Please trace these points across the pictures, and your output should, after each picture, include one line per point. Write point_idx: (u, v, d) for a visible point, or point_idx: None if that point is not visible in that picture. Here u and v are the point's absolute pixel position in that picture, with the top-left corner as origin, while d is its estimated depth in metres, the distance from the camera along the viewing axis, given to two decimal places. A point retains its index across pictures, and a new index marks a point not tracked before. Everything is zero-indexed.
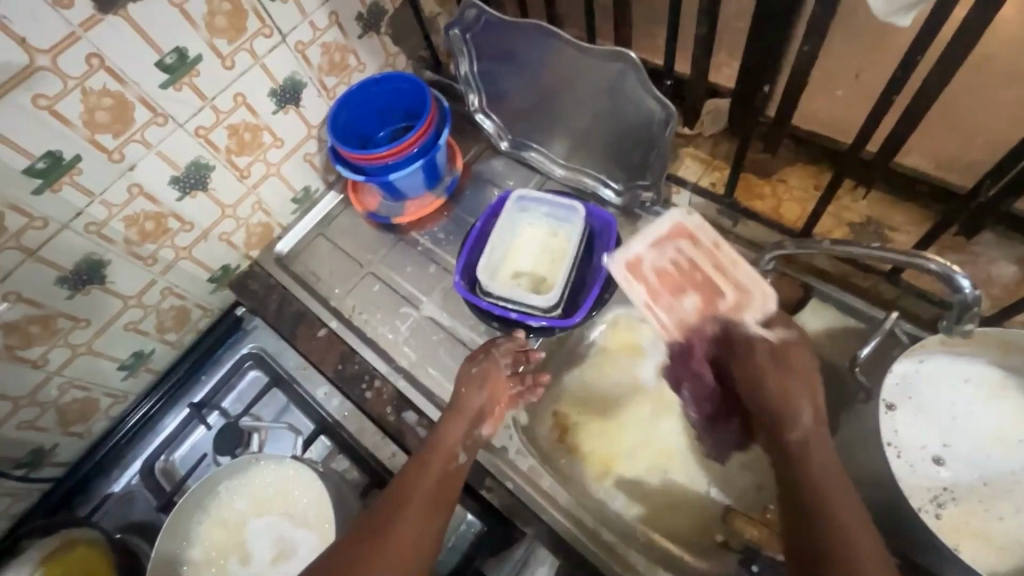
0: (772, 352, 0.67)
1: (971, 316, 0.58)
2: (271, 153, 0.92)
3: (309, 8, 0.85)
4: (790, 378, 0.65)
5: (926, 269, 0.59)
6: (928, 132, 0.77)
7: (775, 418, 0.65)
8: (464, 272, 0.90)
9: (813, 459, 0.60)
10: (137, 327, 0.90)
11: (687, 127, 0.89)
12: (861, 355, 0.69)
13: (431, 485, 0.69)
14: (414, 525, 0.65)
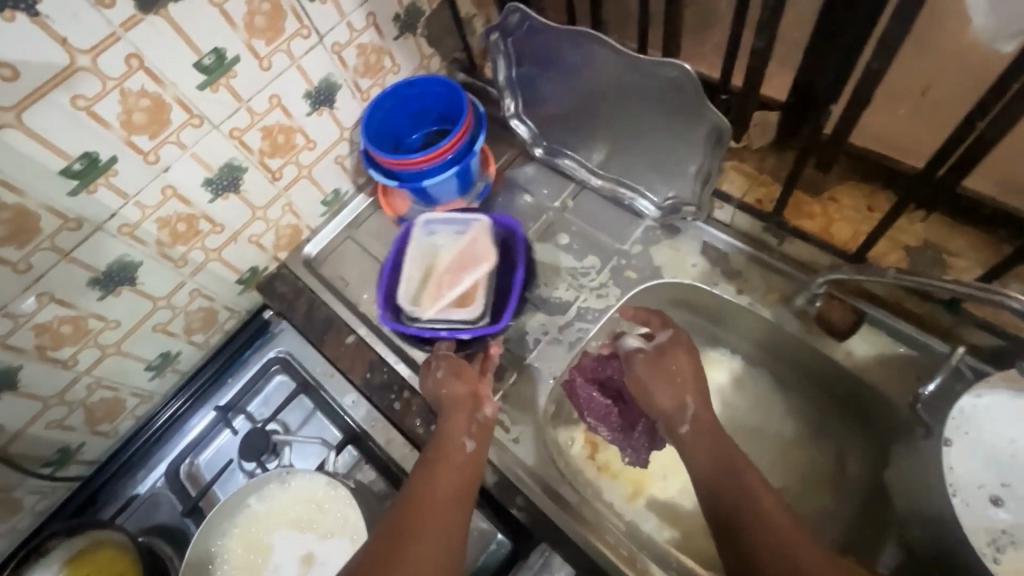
0: (650, 355, 0.75)
1: None
2: (303, 155, 0.91)
3: (346, 9, 0.83)
4: (674, 381, 0.73)
5: (1008, 308, 0.51)
6: (1000, 157, 0.64)
7: (671, 422, 0.71)
8: (388, 303, 0.88)
9: (704, 456, 0.67)
10: (166, 328, 0.90)
11: (734, 140, 0.84)
12: (924, 391, 0.65)
13: (454, 488, 0.66)
14: (438, 528, 0.61)
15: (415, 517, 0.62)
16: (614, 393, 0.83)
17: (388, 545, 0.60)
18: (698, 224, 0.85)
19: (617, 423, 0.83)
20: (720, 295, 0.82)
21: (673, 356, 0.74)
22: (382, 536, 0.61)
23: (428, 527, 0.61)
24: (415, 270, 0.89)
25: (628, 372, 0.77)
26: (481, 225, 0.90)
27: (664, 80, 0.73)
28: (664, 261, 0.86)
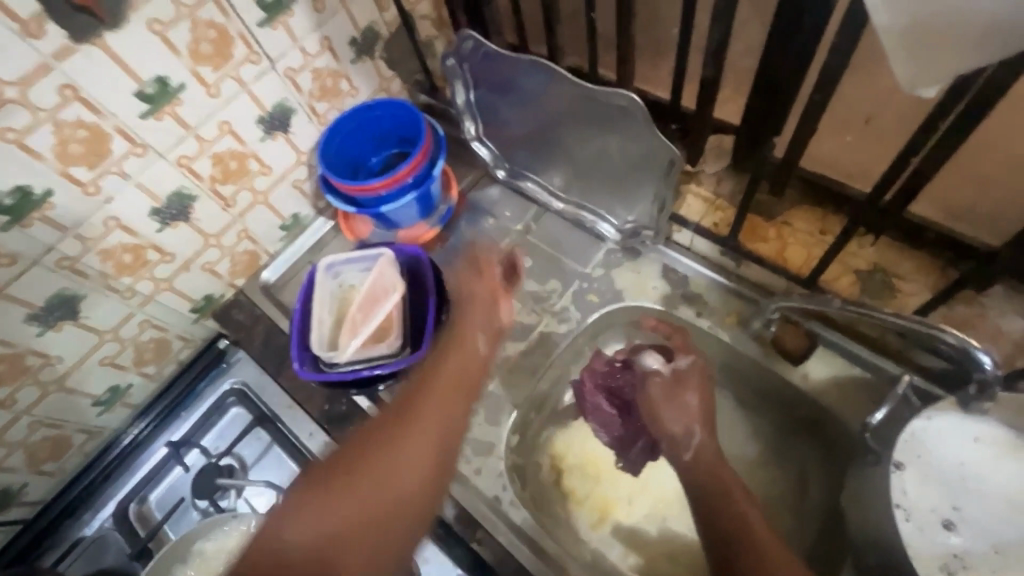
0: (668, 381, 0.75)
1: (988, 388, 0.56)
2: (258, 181, 0.89)
3: (299, 34, 0.81)
4: (684, 408, 0.72)
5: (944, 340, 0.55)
6: (944, 180, 0.65)
7: (675, 447, 0.71)
8: (304, 354, 0.81)
9: (707, 483, 0.66)
10: (114, 362, 0.86)
11: (689, 163, 0.85)
12: (873, 421, 0.67)
13: (442, 387, 0.67)
14: (422, 416, 0.62)
15: (406, 414, 0.62)
16: (621, 405, 0.81)
17: (372, 435, 0.60)
18: (658, 247, 0.85)
19: (618, 436, 0.82)
20: (680, 318, 0.82)
21: (688, 385, 0.74)
22: (370, 428, 0.61)
23: (413, 418, 0.62)
24: (326, 315, 0.82)
25: (642, 390, 0.76)
26: (386, 256, 0.83)
27: (616, 106, 0.74)
28: (626, 285, 0.86)
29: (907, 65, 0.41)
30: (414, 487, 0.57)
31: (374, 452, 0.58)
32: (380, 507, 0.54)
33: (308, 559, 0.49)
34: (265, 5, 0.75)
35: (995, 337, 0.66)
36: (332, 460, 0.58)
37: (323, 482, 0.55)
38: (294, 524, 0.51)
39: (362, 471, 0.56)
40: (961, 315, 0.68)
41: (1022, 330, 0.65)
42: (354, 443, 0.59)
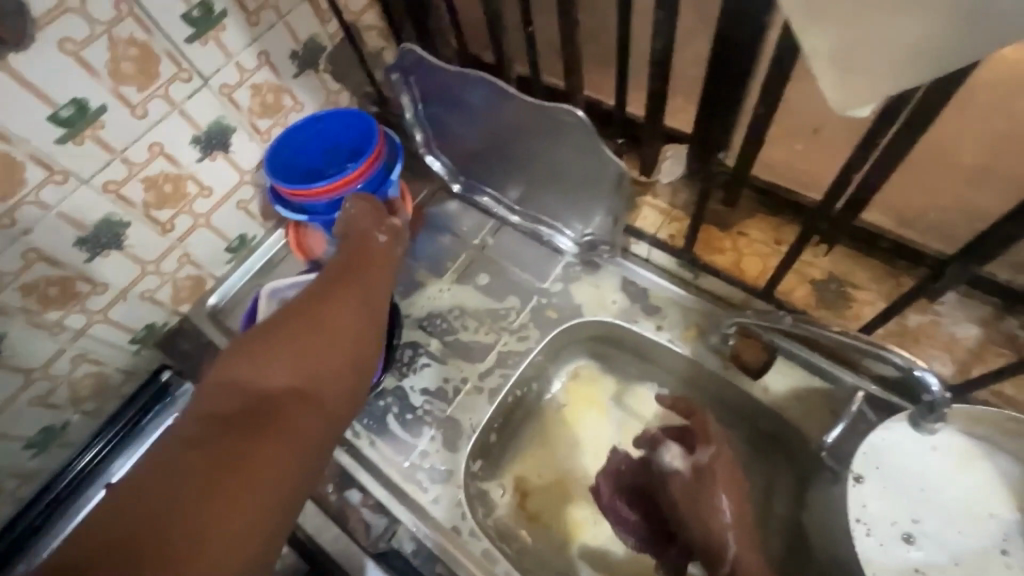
0: (687, 480, 0.73)
1: (942, 410, 0.56)
2: (198, 204, 0.84)
3: (233, 49, 0.77)
4: (715, 512, 0.69)
5: (890, 361, 0.54)
6: (894, 191, 0.65)
7: (713, 557, 0.68)
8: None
9: None
10: (46, 401, 0.81)
11: (643, 174, 0.83)
12: (827, 440, 0.66)
13: (375, 250, 0.73)
14: (358, 272, 0.70)
15: (337, 282, 0.68)
16: (643, 503, 0.81)
17: (315, 294, 0.65)
18: (617, 260, 0.83)
19: (647, 538, 0.79)
20: (641, 332, 0.80)
21: (713, 484, 0.70)
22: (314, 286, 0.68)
23: (351, 275, 0.69)
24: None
25: (666, 489, 0.75)
26: None
27: (563, 122, 0.70)
28: (585, 299, 0.84)
29: (836, 86, 0.39)
30: (358, 327, 0.63)
31: (314, 306, 0.63)
32: (326, 348, 0.59)
33: (266, 394, 0.53)
34: (193, 20, 0.71)
35: (949, 346, 0.65)
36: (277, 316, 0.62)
37: (270, 335, 0.59)
38: (253, 375, 0.55)
39: (307, 322, 0.61)
40: (916, 323, 0.67)
41: (974, 336, 0.65)
42: (297, 303, 0.64)
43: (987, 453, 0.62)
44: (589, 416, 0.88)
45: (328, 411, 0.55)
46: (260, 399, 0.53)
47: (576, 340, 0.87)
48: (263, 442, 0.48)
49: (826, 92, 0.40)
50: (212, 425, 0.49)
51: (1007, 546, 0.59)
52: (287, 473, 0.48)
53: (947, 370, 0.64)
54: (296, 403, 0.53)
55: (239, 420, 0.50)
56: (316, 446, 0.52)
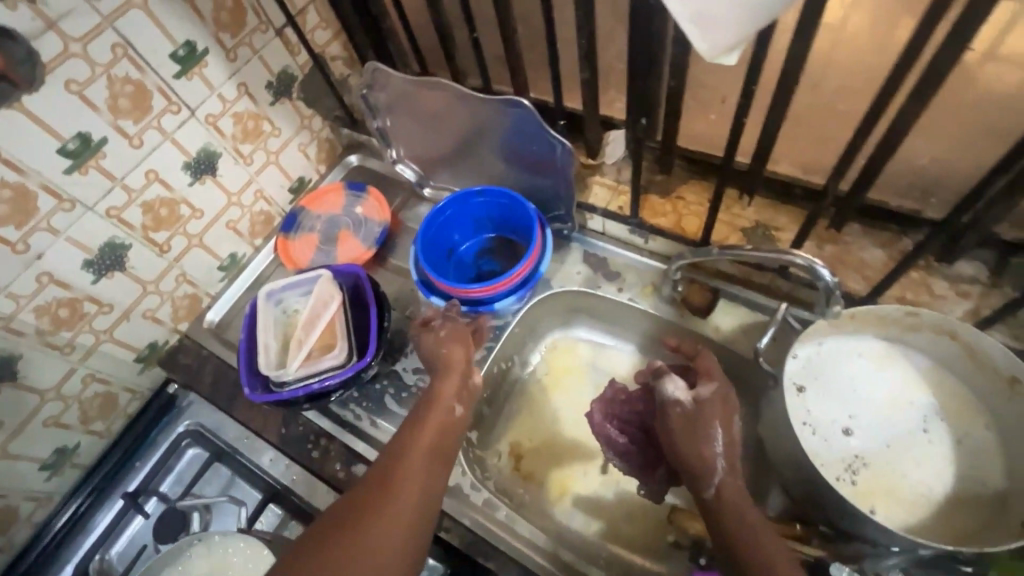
0: (687, 413, 0.70)
1: (836, 299, 0.64)
2: (191, 225, 0.92)
3: (216, 82, 0.87)
4: (707, 444, 0.68)
5: (794, 264, 0.63)
6: (791, 144, 0.77)
7: (697, 483, 0.68)
8: (254, 380, 0.84)
9: (734, 521, 0.63)
10: (59, 421, 0.86)
11: (590, 157, 0.94)
12: (760, 345, 0.71)
13: (431, 446, 0.68)
14: (406, 479, 0.64)
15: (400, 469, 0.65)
16: (634, 431, 0.82)
17: (358, 504, 0.62)
18: (577, 236, 0.94)
19: (634, 459, 0.82)
20: (605, 295, 0.90)
21: (709, 417, 0.69)
22: (357, 490, 0.64)
23: (398, 481, 0.64)
24: (272, 340, 0.85)
25: (663, 420, 0.72)
26: (322, 280, 0.88)
27: (511, 113, 0.81)
28: (553, 273, 0.94)
29: (701, 40, 0.47)
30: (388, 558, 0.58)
31: (348, 528, 0.59)
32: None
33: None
34: (179, 58, 0.81)
35: (860, 267, 0.76)
36: (318, 531, 0.60)
37: (300, 563, 0.57)
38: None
39: (341, 550, 0.57)
40: (831, 253, 0.78)
41: (878, 257, 0.76)
42: (340, 512, 0.62)
43: (902, 352, 0.72)
44: (569, 380, 0.96)
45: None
46: None
47: (549, 313, 0.96)
48: None
49: (699, 49, 0.47)
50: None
51: (928, 426, 0.68)
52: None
53: (861, 287, 0.76)
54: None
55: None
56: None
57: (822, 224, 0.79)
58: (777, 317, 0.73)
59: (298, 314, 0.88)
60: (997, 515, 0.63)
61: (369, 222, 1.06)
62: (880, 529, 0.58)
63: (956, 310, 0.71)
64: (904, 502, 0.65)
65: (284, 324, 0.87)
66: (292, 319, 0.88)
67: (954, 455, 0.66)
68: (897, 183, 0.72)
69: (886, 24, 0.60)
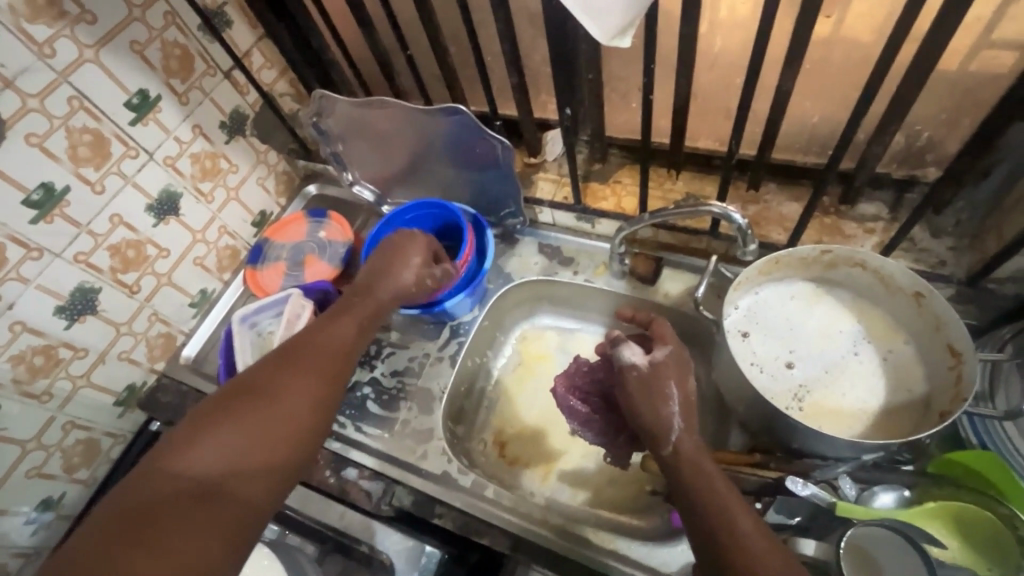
0: (644, 374, 0.71)
1: (750, 239, 0.73)
2: (158, 264, 0.95)
3: (170, 125, 0.92)
4: (664, 404, 0.67)
5: (712, 214, 0.72)
6: (704, 121, 0.87)
7: (655, 441, 0.66)
8: None
9: (692, 477, 0.62)
10: (42, 472, 0.86)
11: (532, 157, 1.02)
12: (699, 295, 0.80)
13: (345, 334, 0.74)
14: (326, 350, 0.70)
15: (316, 347, 0.70)
16: (596, 400, 0.85)
17: (275, 363, 0.67)
18: (530, 230, 1.01)
19: (602, 425, 0.84)
20: (562, 281, 0.97)
21: (664, 376, 0.69)
22: (278, 352, 0.69)
23: (320, 349, 0.70)
24: (249, 360, 0.89)
25: (621, 385, 0.73)
26: (293, 298, 0.92)
27: (453, 119, 0.87)
28: (512, 266, 1.00)
29: (595, 27, 0.54)
30: (308, 410, 0.64)
31: (269, 380, 0.64)
32: (277, 426, 0.60)
33: (203, 480, 0.54)
34: (134, 106, 0.86)
35: (780, 220, 0.86)
36: (229, 394, 0.62)
37: (221, 407, 0.60)
38: (195, 457, 0.55)
39: (263, 397, 0.62)
40: (754, 211, 0.87)
41: (793, 210, 0.86)
42: (257, 371, 0.66)
43: (827, 288, 0.80)
44: (542, 365, 1.01)
45: (253, 501, 0.55)
46: (203, 486, 0.53)
47: (514, 305, 1.02)
48: (176, 526, 0.49)
49: (596, 38, 0.54)
50: (150, 498, 0.51)
51: (859, 349, 0.76)
52: (199, 557, 0.49)
53: (784, 237, 0.85)
54: (225, 492, 0.54)
55: (169, 503, 0.51)
56: (230, 537, 0.52)
57: (743, 188, 0.88)
58: (708, 271, 0.80)
59: (272, 334, 0.91)
60: (924, 420, 0.70)
61: (333, 244, 1.11)
62: (824, 439, 0.65)
63: (866, 245, 0.80)
64: (847, 418, 0.72)
65: (258, 346, 0.91)
66: (265, 340, 0.91)
67: (882, 371, 0.74)
68: (799, 142, 0.82)
69: (757, 7, 0.70)
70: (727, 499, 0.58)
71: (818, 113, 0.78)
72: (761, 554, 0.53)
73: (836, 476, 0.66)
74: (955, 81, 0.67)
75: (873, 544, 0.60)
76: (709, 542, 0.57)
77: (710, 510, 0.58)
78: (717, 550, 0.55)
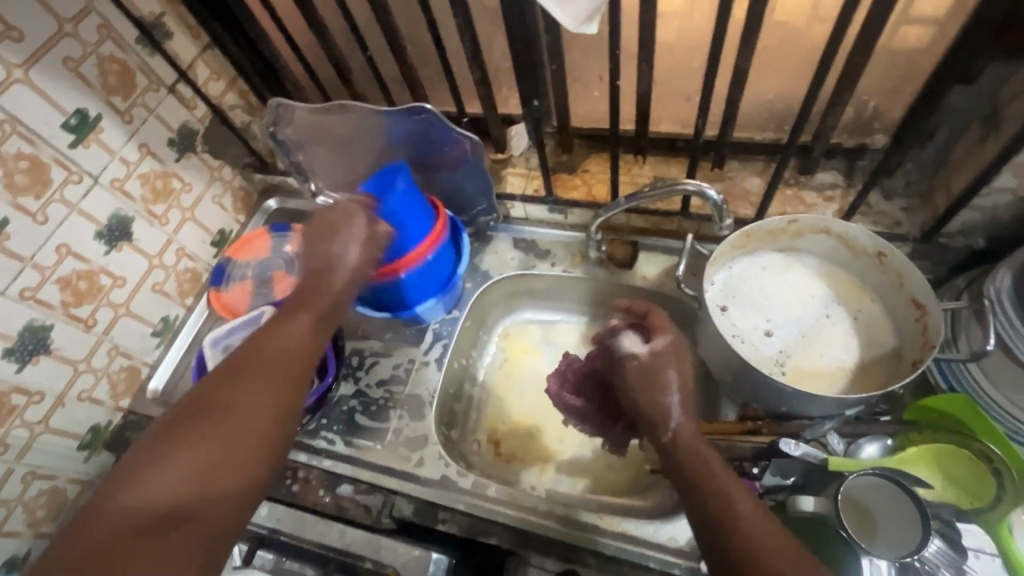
0: (644, 363, 0.71)
1: (725, 213, 0.75)
2: (114, 294, 0.89)
3: (114, 145, 0.86)
4: (663, 393, 0.68)
5: (686, 191, 0.74)
6: (666, 105, 0.89)
7: (655, 428, 0.67)
8: None
9: (689, 461, 0.61)
10: (3, 530, 0.79)
11: (498, 152, 1.01)
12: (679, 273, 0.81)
13: (301, 337, 0.69)
14: (283, 357, 0.66)
15: (271, 353, 0.66)
16: (591, 394, 0.87)
17: (231, 374, 0.63)
18: (503, 226, 1.02)
19: (594, 418, 0.87)
20: (541, 273, 0.97)
21: (665, 363, 0.70)
22: (232, 361, 0.65)
23: (276, 356, 0.66)
24: None
25: (622, 375, 0.73)
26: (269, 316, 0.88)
27: (418, 118, 0.86)
28: (489, 264, 1.00)
29: (563, 13, 0.54)
30: (270, 429, 0.61)
31: (226, 397, 0.61)
32: (235, 450, 0.58)
33: (158, 519, 0.52)
34: (72, 127, 0.80)
35: (746, 196, 0.89)
36: (183, 414, 0.59)
37: (170, 435, 0.57)
38: (148, 491, 0.53)
39: (216, 420, 0.59)
40: (719, 188, 0.90)
41: (756, 184, 0.89)
42: (212, 383, 0.62)
43: (794, 256, 0.84)
44: (528, 360, 1.00)
45: (219, 530, 0.55)
46: (160, 522, 0.52)
47: (494, 303, 1.01)
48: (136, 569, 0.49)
49: (565, 24, 0.55)
50: (103, 544, 0.50)
51: (831, 312, 0.80)
52: None
53: (752, 212, 0.88)
54: (187, 526, 0.53)
55: (125, 547, 0.50)
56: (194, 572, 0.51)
57: (707, 167, 0.91)
58: (686, 249, 0.82)
59: None
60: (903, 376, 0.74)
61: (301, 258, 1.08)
62: (810, 399, 0.68)
63: (827, 212, 0.84)
64: (828, 378, 0.75)
65: None
66: None
67: (854, 329, 0.78)
68: (756, 118, 0.86)
69: None
70: (724, 482, 0.58)
71: (774, 91, 0.81)
72: (765, 537, 0.52)
73: (824, 433, 0.70)
74: (897, 51, 0.71)
75: (865, 494, 0.64)
76: (709, 523, 0.56)
77: (708, 494, 0.57)
78: (720, 529, 0.55)
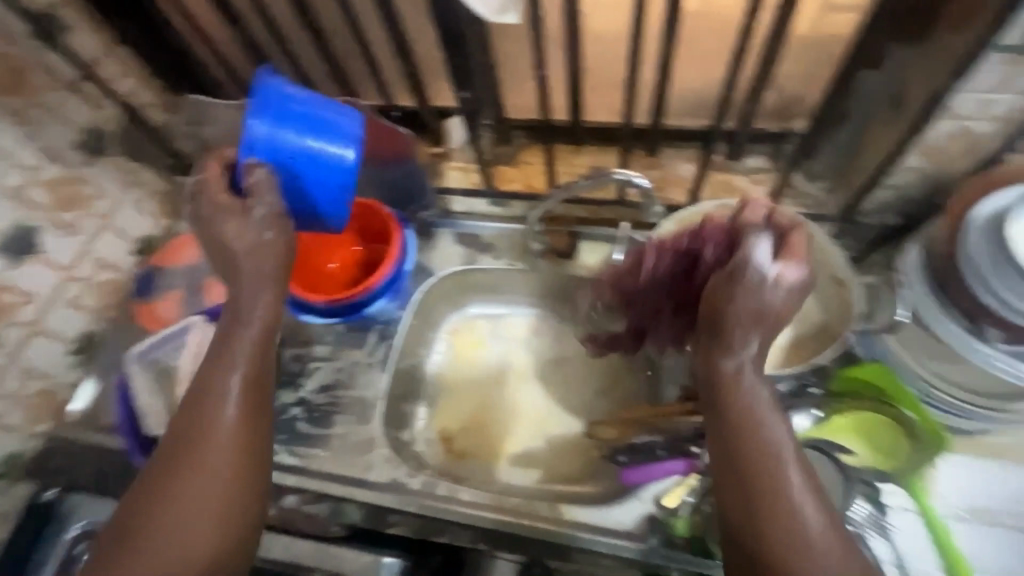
0: (754, 289, 0.56)
1: (650, 198, 0.78)
2: (23, 312, 0.83)
3: (10, 151, 0.81)
4: (754, 325, 0.56)
5: (613, 180, 0.75)
6: (600, 93, 0.89)
7: (716, 345, 0.56)
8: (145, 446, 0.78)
9: (755, 424, 0.53)
10: None
11: (437, 145, 0.99)
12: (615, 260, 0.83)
13: (235, 392, 0.60)
14: (218, 424, 0.58)
15: (205, 421, 0.58)
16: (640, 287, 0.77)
17: (168, 460, 0.57)
18: (446, 221, 0.98)
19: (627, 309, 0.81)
20: (485, 268, 0.96)
21: (792, 289, 0.56)
22: (170, 439, 0.59)
23: (210, 426, 0.58)
24: (154, 401, 0.80)
25: (717, 281, 0.58)
26: (198, 326, 0.83)
27: None
28: (432, 259, 0.97)
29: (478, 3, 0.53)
30: (215, 526, 0.55)
31: (168, 491, 0.56)
32: (185, 551, 0.54)
33: None
34: None
35: (679, 182, 0.91)
36: (126, 515, 0.55)
37: (114, 546, 0.54)
38: None
39: (157, 524, 0.54)
40: (654, 175, 0.92)
41: (689, 170, 0.91)
42: (150, 473, 0.57)
43: None
44: (476, 354, 0.99)
45: None
46: None
47: (439, 301, 0.98)
48: None
49: (481, 13, 0.54)
50: None
51: None
52: None
53: (685, 197, 0.91)
54: None
55: None
56: None
57: (642, 154, 0.92)
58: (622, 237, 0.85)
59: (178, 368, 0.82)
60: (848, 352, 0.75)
61: None
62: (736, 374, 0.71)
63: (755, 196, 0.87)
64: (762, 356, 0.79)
65: (164, 384, 0.81)
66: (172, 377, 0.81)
67: None
68: (685, 105, 0.87)
69: None
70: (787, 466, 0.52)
71: (699, 78, 0.84)
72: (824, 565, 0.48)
73: None
74: None
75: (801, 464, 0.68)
76: (755, 534, 0.51)
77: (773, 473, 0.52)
78: (771, 541, 0.50)
